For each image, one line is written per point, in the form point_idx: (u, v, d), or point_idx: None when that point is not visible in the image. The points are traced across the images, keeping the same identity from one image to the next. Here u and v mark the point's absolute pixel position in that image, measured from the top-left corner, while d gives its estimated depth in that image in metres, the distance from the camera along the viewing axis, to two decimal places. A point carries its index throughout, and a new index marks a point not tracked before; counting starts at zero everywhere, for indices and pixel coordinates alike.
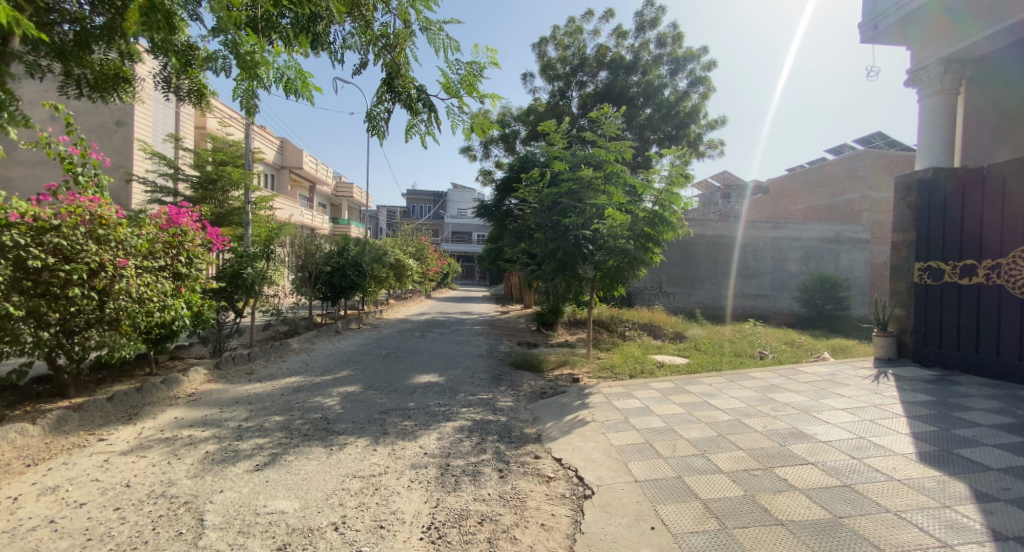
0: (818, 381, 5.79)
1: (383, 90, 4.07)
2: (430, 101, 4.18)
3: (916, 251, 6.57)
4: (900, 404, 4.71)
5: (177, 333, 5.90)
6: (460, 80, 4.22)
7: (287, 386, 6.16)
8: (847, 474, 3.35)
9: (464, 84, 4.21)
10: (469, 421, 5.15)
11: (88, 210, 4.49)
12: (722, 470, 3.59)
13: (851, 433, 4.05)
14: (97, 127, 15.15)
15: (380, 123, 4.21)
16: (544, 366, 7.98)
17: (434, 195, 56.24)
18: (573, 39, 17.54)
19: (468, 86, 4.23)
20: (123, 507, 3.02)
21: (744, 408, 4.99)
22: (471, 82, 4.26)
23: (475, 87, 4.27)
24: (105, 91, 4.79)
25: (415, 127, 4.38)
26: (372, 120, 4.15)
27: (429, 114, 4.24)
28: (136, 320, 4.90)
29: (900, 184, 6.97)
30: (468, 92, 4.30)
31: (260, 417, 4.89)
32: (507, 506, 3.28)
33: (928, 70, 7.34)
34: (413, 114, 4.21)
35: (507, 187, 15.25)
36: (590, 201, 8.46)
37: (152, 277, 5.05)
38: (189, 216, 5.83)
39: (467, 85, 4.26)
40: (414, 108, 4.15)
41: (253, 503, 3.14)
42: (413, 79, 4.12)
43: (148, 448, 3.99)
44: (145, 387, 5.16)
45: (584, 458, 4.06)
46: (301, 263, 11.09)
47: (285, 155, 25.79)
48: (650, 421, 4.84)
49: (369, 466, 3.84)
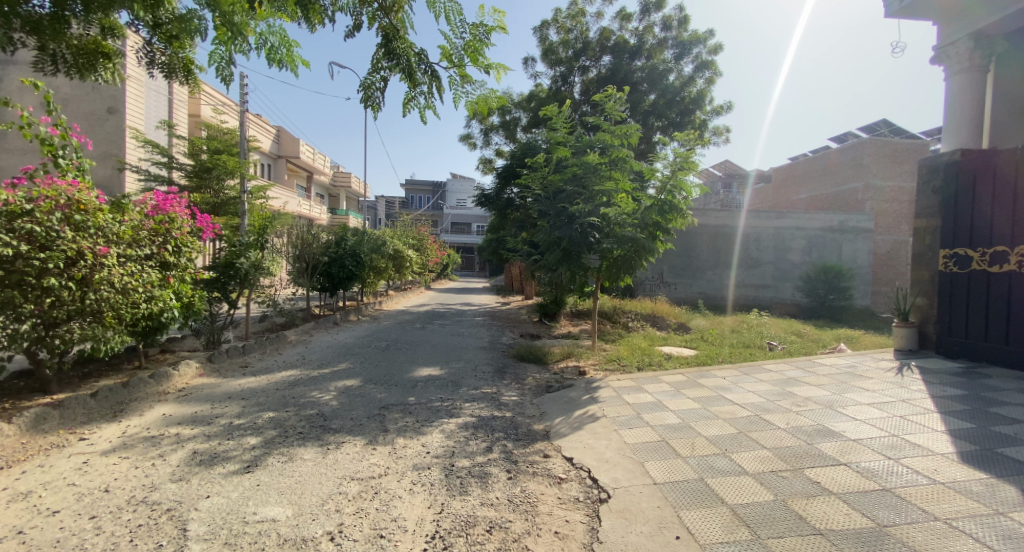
0: (838, 374, 5.52)
1: (381, 55, 3.72)
2: (431, 70, 3.87)
3: (941, 238, 6.27)
4: (929, 398, 4.46)
5: (167, 325, 5.61)
6: (463, 46, 3.95)
7: (283, 380, 5.89)
8: (883, 476, 3.11)
9: (468, 52, 3.94)
10: (473, 417, 4.89)
11: (65, 194, 4.18)
12: (748, 472, 3.33)
13: (882, 431, 3.80)
14: (89, 115, 14.82)
15: (376, 94, 3.90)
16: (549, 358, 7.75)
17: (433, 186, 55.81)
18: (575, 22, 16.99)
19: (472, 53, 3.95)
20: (100, 516, 2.76)
21: (763, 403, 4.74)
22: (476, 49, 3.98)
23: (480, 54, 3.99)
24: (82, 68, 4.41)
25: (414, 100, 4.08)
26: (368, 90, 3.81)
27: (430, 84, 3.91)
28: (120, 311, 4.64)
29: (924, 166, 6.61)
30: (472, 60, 4.03)
31: (253, 414, 4.63)
32: (517, 512, 3.03)
33: (955, 46, 6.96)
34: (412, 85, 3.88)
35: (509, 175, 14.88)
36: (596, 187, 8.11)
37: (137, 265, 4.77)
38: (179, 203, 5.55)
39: (471, 52, 3.98)
40: (414, 78, 3.82)
41: (241, 509, 2.88)
42: (412, 44, 3.81)
43: (130, 447, 3.72)
44: (131, 381, 4.90)
45: (597, 457, 3.80)
46: (298, 254, 10.89)
47: (281, 144, 25.38)
48: (664, 417, 4.58)
49: (369, 467, 3.58)
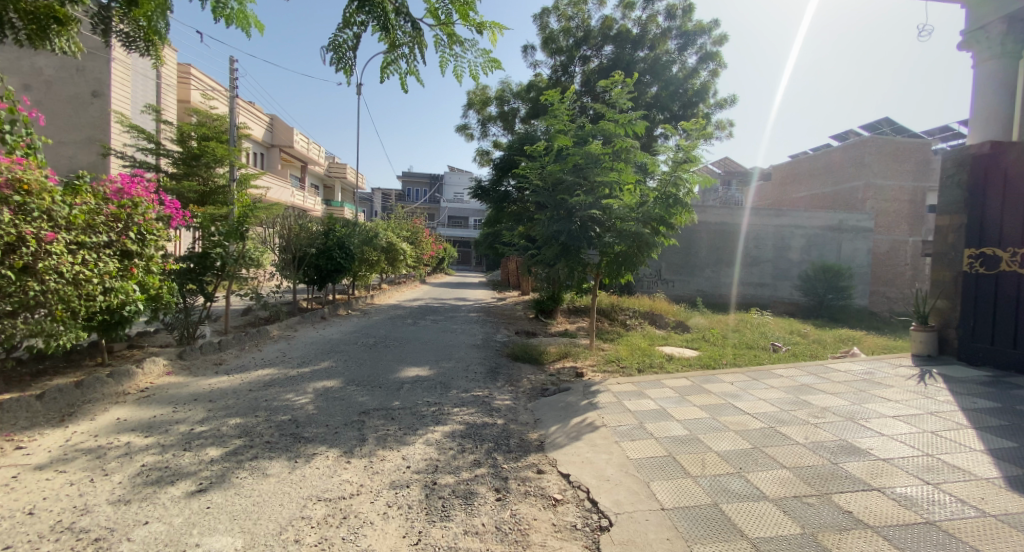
0: (855, 381, 5.12)
1: (353, 7, 3.12)
2: (413, 23, 3.36)
3: (967, 237, 5.86)
4: (960, 411, 4.06)
5: (130, 319, 5.20)
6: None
7: (258, 380, 5.49)
8: (924, 506, 2.73)
9: (457, 4, 3.45)
10: (462, 425, 4.47)
11: (6, 170, 3.71)
12: (767, 496, 2.94)
13: (914, 449, 3.42)
14: (72, 98, 14.25)
15: (349, 55, 3.17)
16: (545, 358, 7.37)
17: (430, 178, 54.56)
18: (577, 10, 16.46)
19: (462, 7, 3.48)
20: (13, 547, 2.36)
21: (777, 413, 4.34)
22: (466, 2, 3.50)
23: (470, 8, 3.52)
24: (31, 36, 3.69)
25: (393, 66, 3.51)
26: (338, 50, 3.10)
27: (414, 43, 3.42)
28: (72, 305, 4.21)
29: (950, 158, 6.20)
30: (462, 15, 3.53)
31: (217, 420, 4.20)
32: (505, 543, 2.63)
33: (986, 30, 6.50)
34: (392, 44, 3.38)
35: (505, 166, 14.42)
36: (598, 178, 7.66)
37: (91, 254, 4.35)
38: (145, 186, 5.15)
39: (460, 5, 3.50)
40: (393, 35, 3.33)
41: (182, 540, 2.47)
42: None
43: (70, 460, 3.33)
44: (86, 381, 4.49)
45: (597, 475, 3.39)
46: (284, 245, 10.48)
47: (274, 133, 24.76)
48: (669, 427, 4.19)
49: (340, 485, 3.17)
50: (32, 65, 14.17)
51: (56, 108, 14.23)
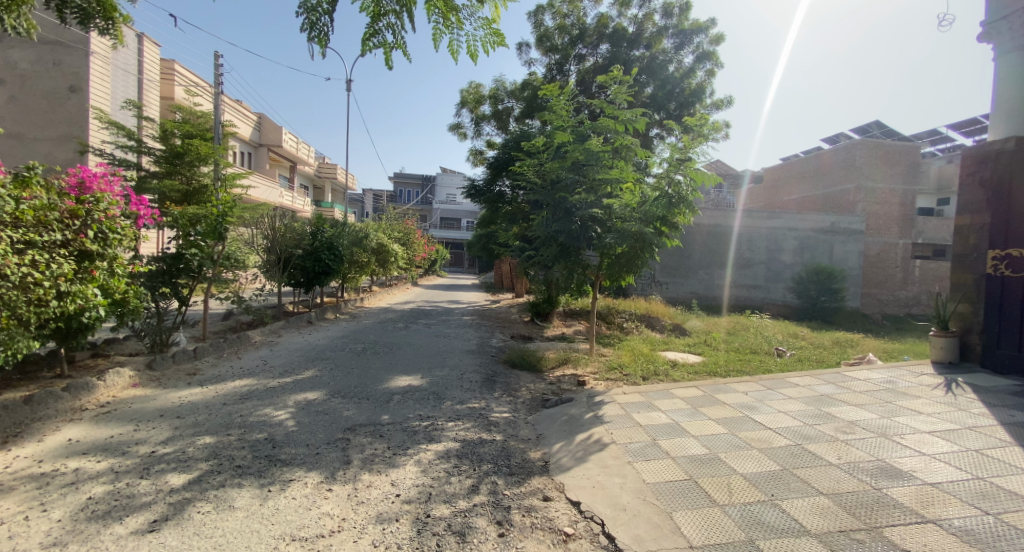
0: (878, 391, 4.77)
1: None
2: None
3: (990, 237, 5.61)
4: (1001, 426, 3.74)
5: (92, 326, 4.74)
6: None
7: (233, 392, 5.02)
8: (989, 542, 2.38)
9: None
10: (457, 443, 4.06)
11: None
12: (809, 532, 2.57)
13: (962, 472, 3.07)
14: (48, 93, 13.62)
15: (323, 21, 2.80)
16: (543, 365, 6.97)
17: (422, 178, 54.04)
18: (572, 7, 16.18)
19: None
20: None
21: (801, 428, 3.99)
22: None
23: None
24: None
25: (374, 38, 3.10)
26: (312, 13, 2.72)
27: (400, 10, 3.01)
28: (20, 311, 3.74)
29: (970, 155, 5.94)
30: None
31: (184, 440, 3.76)
32: None
33: (1009, 20, 6.28)
34: (374, 11, 2.98)
35: (501, 165, 14.10)
36: (598, 176, 7.29)
37: (43, 255, 3.90)
38: (107, 181, 4.74)
39: None
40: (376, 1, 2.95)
41: None
42: None
43: (6, 491, 2.88)
44: (35, 397, 4.04)
45: (611, 503, 3.01)
46: (268, 245, 9.99)
47: (263, 132, 24.19)
48: (686, 445, 3.82)
49: (318, 520, 2.75)
50: (6, 59, 13.48)
51: (30, 104, 13.58)
